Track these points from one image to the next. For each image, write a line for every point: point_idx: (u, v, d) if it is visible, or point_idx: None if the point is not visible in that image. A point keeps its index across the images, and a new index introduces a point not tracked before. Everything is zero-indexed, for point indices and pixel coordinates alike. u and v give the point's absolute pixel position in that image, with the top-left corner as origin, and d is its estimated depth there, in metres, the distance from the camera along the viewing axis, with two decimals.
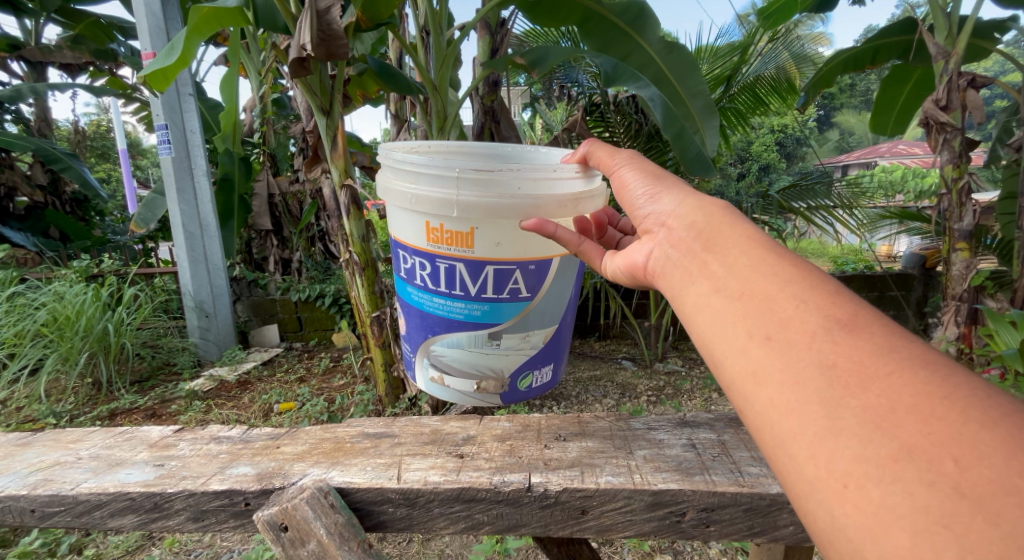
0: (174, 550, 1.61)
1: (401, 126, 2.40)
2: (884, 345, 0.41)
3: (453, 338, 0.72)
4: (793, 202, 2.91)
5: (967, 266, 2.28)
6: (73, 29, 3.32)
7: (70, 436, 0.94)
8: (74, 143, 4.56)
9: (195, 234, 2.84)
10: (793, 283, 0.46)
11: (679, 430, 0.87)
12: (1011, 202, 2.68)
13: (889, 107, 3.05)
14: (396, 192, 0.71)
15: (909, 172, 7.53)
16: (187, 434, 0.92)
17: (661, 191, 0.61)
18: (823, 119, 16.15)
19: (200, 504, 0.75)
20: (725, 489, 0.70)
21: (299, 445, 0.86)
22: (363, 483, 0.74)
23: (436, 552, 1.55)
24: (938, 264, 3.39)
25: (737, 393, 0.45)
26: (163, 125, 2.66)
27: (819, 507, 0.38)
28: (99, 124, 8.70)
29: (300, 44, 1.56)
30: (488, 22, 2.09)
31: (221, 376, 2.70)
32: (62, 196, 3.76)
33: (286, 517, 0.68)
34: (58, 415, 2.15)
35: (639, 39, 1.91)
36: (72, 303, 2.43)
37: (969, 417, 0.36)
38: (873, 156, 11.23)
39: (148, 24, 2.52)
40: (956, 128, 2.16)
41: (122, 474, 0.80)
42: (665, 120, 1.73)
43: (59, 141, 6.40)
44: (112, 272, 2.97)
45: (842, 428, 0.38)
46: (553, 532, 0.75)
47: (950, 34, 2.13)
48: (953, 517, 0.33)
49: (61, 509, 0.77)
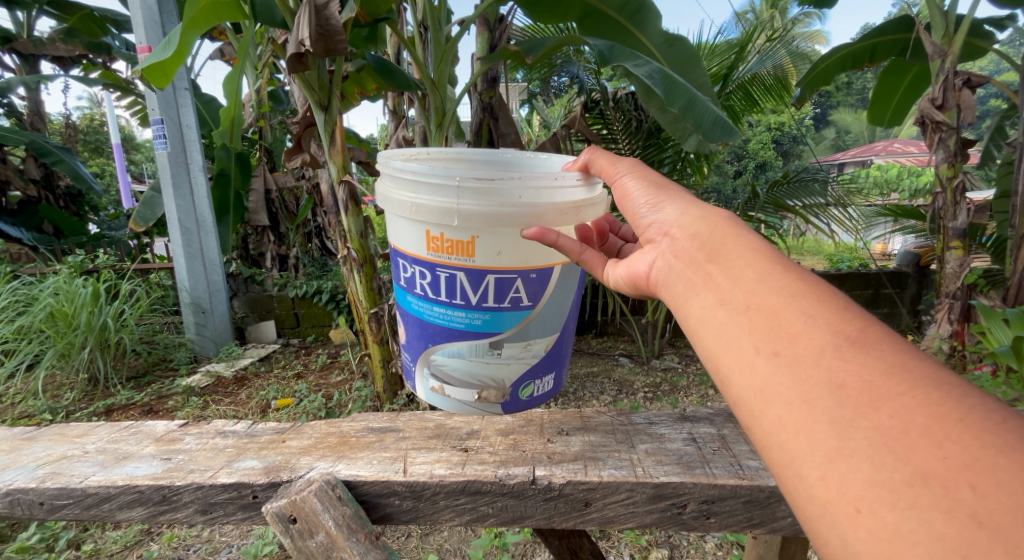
0: (173, 545, 1.61)
1: (399, 121, 2.39)
2: (895, 364, 0.41)
3: (453, 347, 0.72)
4: (788, 199, 2.91)
5: (961, 264, 2.29)
6: (65, 21, 3.27)
7: (75, 430, 0.94)
8: (67, 137, 4.52)
9: (192, 230, 2.83)
10: (801, 297, 0.47)
11: (680, 425, 0.87)
12: (1005, 200, 2.72)
13: (887, 100, 3.07)
14: (395, 201, 0.71)
15: (904, 171, 7.62)
16: (193, 428, 0.92)
17: (664, 201, 0.61)
18: (820, 117, 16.19)
19: (208, 497, 0.75)
20: (726, 481, 0.71)
21: (305, 438, 0.87)
22: (370, 476, 0.75)
23: (435, 547, 1.56)
24: (932, 262, 3.42)
25: (744, 409, 0.45)
26: (159, 120, 2.65)
27: (830, 530, 0.38)
28: (93, 118, 8.61)
29: (299, 40, 1.54)
30: (487, 18, 2.09)
31: (218, 372, 2.69)
32: (56, 191, 3.72)
33: (294, 509, 0.69)
34: (54, 411, 2.14)
35: (638, 34, 1.92)
36: (70, 299, 2.43)
37: (984, 442, 0.37)
38: (868, 155, 11.31)
39: (143, 17, 2.49)
40: (951, 127, 2.17)
41: (130, 467, 0.80)
42: (665, 92, 1.66)
43: (52, 135, 6.33)
44: (108, 267, 2.96)
45: (852, 450, 0.38)
46: (557, 524, 0.76)
47: (948, 33, 2.13)
48: (971, 545, 0.33)
49: (70, 501, 0.77)
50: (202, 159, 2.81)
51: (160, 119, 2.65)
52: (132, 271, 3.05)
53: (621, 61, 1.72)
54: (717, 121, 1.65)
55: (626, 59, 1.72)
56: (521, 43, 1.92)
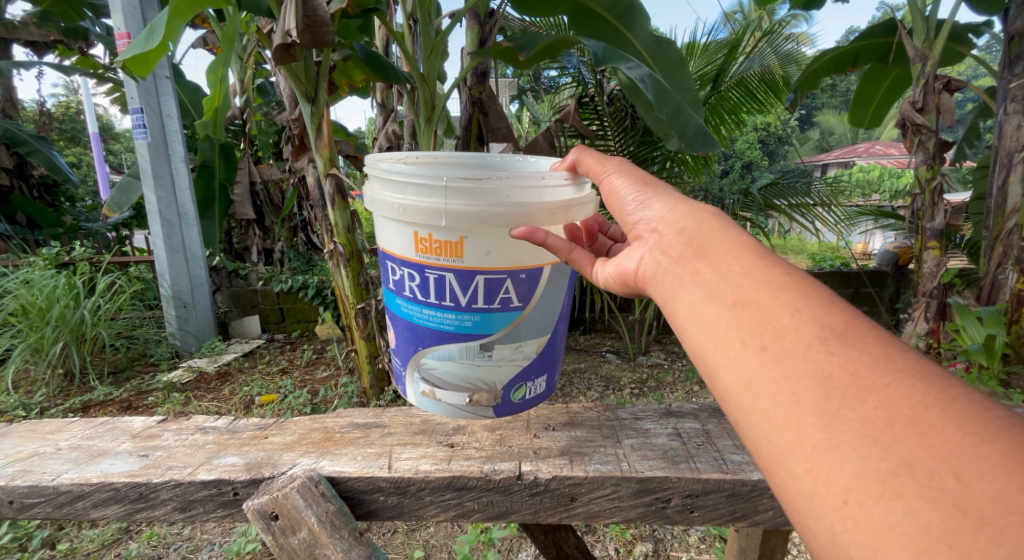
0: (153, 543, 1.58)
1: (387, 115, 2.38)
2: (881, 356, 0.42)
3: (443, 350, 0.71)
4: (775, 200, 2.97)
5: (938, 263, 2.34)
6: (39, 5, 3.15)
7: (48, 427, 0.91)
8: (40, 125, 4.38)
9: (173, 222, 2.77)
10: (787, 291, 0.48)
11: (665, 420, 0.88)
12: (980, 202, 2.82)
13: (866, 105, 3.14)
14: (383, 204, 0.70)
15: (886, 173, 7.82)
16: (171, 424, 0.90)
17: (652, 198, 0.61)
18: (805, 118, 16.46)
19: (187, 494, 0.74)
20: (709, 475, 0.72)
21: (288, 435, 0.86)
22: (354, 472, 0.74)
23: (421, 543, 1.56)
24: (911, 262, 3.49)
25: (733, 404, 0.46)
26: (139, 108, 2.59)
27: (821, 525, 0.39)
28: (69, 105, 8.27)
29: (285, 30, 1.50)
30: (477, 12, 2.07)
31: (201, 367, 2.65)
32: (29, 180, 3.60)
33: (277, 506, 0.68)
34: (27, 408, 2.09)
35: (628, 33, 1.93)
36: (42, 292, 2.37)
37: (968, 430, 0.37)
38: (851, 156, 11.56)
39: (122, 2, 2.42)
40: (931, 130, 2.22)
41: (105, 464, 0.78)
42: (655, 100, 1.67)
43: (27, 123, 6.17)
44: (84, 260, 2.89)
45: (839, 441, 0.39)
46: (543, 518, 0.76)
47: (928, 37, 2.20)
48: (956, 535, 0.34)
49: (42, 500, 0.75)
50: (183, 149, 2.74)
51: (139, 107, 2.59)
52: (110, 264, 2.98)
53: (614, 64, 1.69)
54: (699, 132, 1.71)
55: (619, 62, 1.70)
56: (512, 39, 1.92)
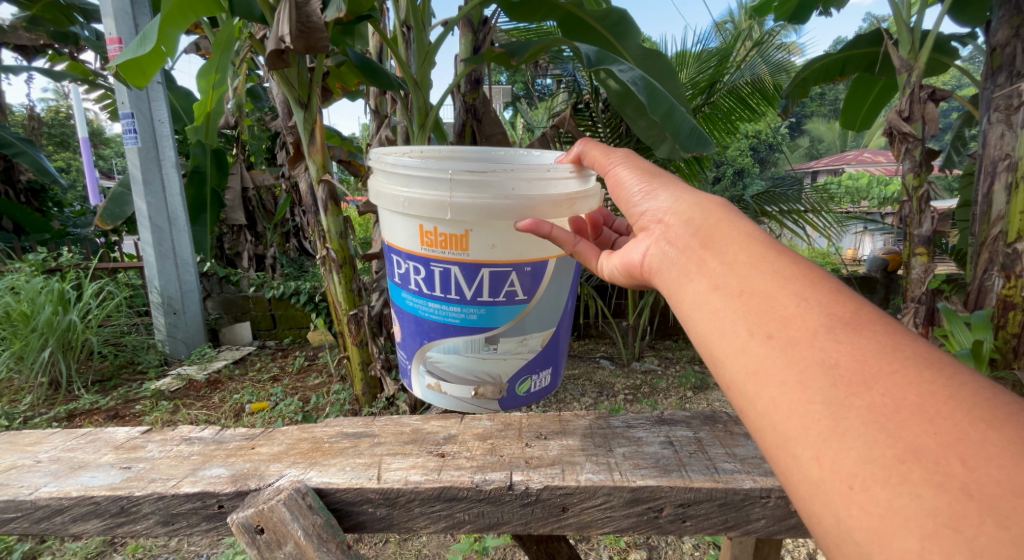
0: (137, 555, 1.55)
1: (380, 121, 2.36)
2: (887, 343, 0.42)
3: (449, 343, 0.71)
4: (766, 206, 3.00)
5: (926, 269, 2.37)
6: (29, 9, 3.12)
7: (28, 439, 0.89)
8: (29, 130, 4.32)
9: (163, 228, 2.75)
10: (794, 281, 0.48)
11: (657, 428, 0.88)
12: (966, 209, 2.87)
13: (856, 108, 3.20)
14: (388, 197, 0.70)
15: (875, 180, 7.96)
16: (156, 434, 0.89)
17: (658, 189, 0.62)
18: (794, 127, 16.71)
19: (169, 508, 0.73)
20: (702, 484, 0.72)
21: (275, 445, 0.84)
22: (344, 483, 0.73)
23: (413, 553, 1.54)
24: (899, 268, 3.54)
25: (739, 392, 0.46)
26: (129, 113, 2.56)
27: (825, 510, 0.39)
28: (56, 111, 8.26)
29: (279, 36, 1.49)
30: (471, 20, 2.10)
31: (190, 375, 2.61)
32: (17, 185, 3.55)
33: (262, 519, 0.67)
34: (10, 417, 2.05)
35: (618, 45, 1.95)
36: (29, 298, 2.35)
37: (975, 417, 0.37)
38: (840, 165, 11.73)
39: (113, 6, 2.41)
40: (917, 138, 2.25)
41: (86, 477, 0.77)
42: (648, 102, 1.69)
43: (14, 127, 6.12)
44: (71, 266, 2.85)
45: (845, 428, 0.38)
46: (534, 529, 0.76)
47: (914, 48, 2.26)
48: (962, 519, 0.34)
49: (17, 515, 0.73)
50: (174, 154, 2.71)
51: (128, 112, 2.56)
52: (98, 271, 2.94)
53: (606, 67, 1.71)
54: (693, 132, 1.71)
55: (613, 65, 1.72)
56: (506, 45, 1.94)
